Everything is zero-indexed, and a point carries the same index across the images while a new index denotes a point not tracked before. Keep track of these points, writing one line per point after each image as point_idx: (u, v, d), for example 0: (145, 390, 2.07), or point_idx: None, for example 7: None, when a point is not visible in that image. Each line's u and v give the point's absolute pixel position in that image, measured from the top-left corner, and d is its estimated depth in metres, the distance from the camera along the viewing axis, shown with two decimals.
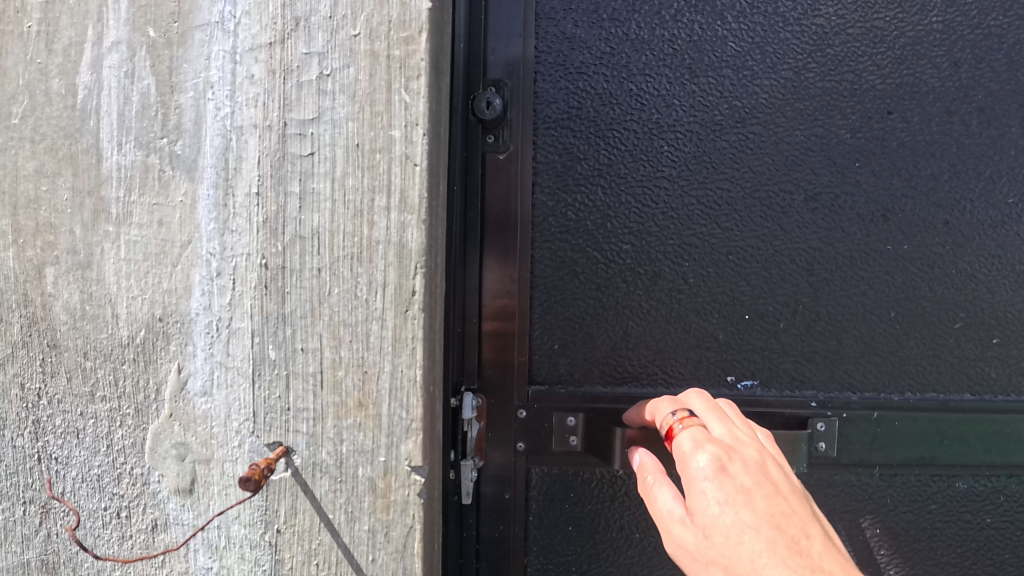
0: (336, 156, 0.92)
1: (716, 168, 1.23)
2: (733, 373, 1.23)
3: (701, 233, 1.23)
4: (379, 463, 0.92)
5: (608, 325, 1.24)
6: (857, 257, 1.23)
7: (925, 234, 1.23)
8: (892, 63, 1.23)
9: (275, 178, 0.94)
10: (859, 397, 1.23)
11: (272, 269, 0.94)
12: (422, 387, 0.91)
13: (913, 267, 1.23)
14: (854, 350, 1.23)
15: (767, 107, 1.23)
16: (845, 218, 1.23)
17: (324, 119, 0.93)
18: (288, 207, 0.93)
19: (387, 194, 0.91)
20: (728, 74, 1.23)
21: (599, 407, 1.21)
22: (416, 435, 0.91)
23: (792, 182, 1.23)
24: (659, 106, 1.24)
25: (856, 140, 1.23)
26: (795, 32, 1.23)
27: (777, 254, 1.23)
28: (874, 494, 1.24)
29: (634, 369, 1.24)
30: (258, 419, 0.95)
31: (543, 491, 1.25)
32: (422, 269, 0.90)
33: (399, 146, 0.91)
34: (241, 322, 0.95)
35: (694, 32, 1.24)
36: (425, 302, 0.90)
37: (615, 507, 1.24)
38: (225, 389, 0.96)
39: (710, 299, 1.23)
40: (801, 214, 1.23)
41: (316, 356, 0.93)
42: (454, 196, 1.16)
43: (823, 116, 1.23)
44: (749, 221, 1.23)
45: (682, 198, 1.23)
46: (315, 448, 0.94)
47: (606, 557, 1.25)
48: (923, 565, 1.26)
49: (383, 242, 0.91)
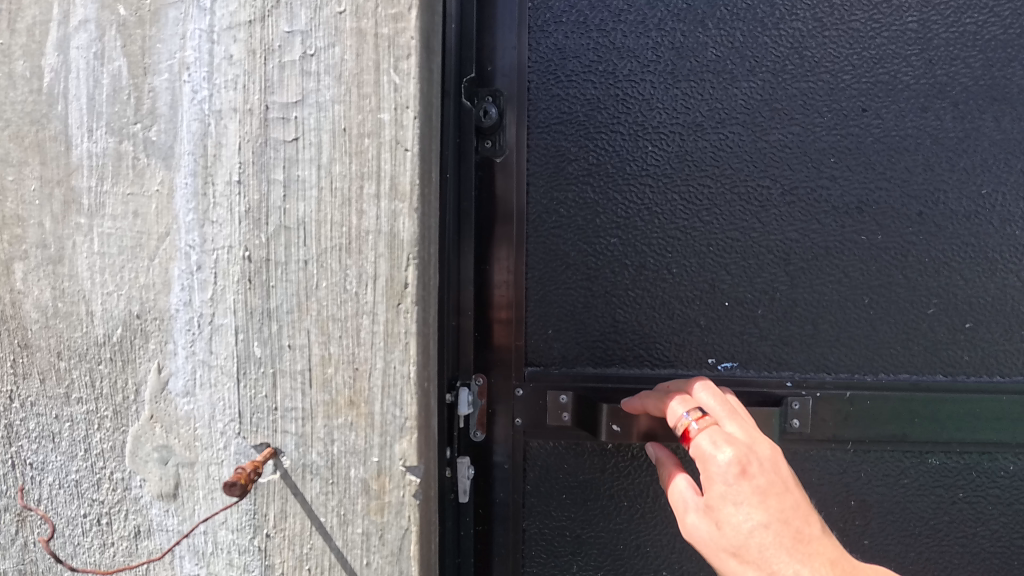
0: (322, 142, 0.87)
1: (700, 170, 1.19)
2: (713, 355, 1.19)
3: (683, 227, 1.19)
4: (372, 463, 0.88)
5: (597, 314, 1.20)
6: (836, 238, 1.18)
7: (895, 204, 1.17)
8: (872, 63, 1.17)
9: (257, 165, 0.88)
10: (833, 377, 1.18)
11: (255, 261, 0.89)
12: (416, 383, 0.86)
13: (885, 245, 1.17)
14: (829, 334, 1.18)
15: (750, 111, 1.18)
16: (831, 201, 1.18)
17: (309, 102, 0.87)
18: (271, 195, 0.88)
19: (376, 180, 0.86)
20: (713, 78, 1.18)
21: (589, 384, 1.19)
22: (410, 434, 0.87)
23: (770, 177, 1.18)
24: (644, 109, 1.19)
25: (833, 134, 1.17)
26: (776, 37, 1.18)
27: (755, 245, 1.18)
28: (847, 470, 1.19)
29: (621, 352, 1.20)
30: (245, 419, 0.91)
31: (538, 465, 1.22)
32: (415, 260, 0.86)
33: (389, 130, 0.86)
34: (225, 318, 0.90)
35: (677, 39, 1.19)
36: (418, 295, 0.86)
37: (607, 476, 1.21)
38: (209, 389, 0.91)
39: (692, 287, 1.19)
40: (777, 208, 1.18)
41: (304, 353, 0.88)
42: (449, 184, 1.09)
43: (803, 116, 1.18)
44: (732, 220, 1.19)
45: (669, 196, 1.19)
46: (304, 449, 0.89)
47: (599, 523, 1.22)
48: (897, 538, 1.20)
49: (372, 232, 0.86)
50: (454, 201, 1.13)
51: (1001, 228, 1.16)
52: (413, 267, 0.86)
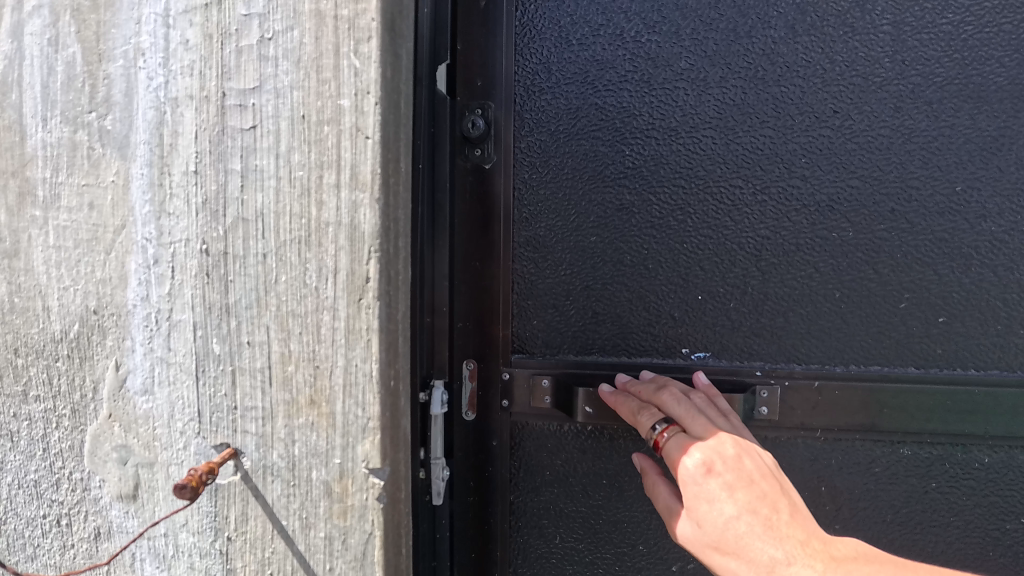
0: (280, 130, 0.83)
1: (673, 176, 1.14)
2: (686, 344, 1.14)
3: (656, 225, 1.14)
4: (334, 465, 0.85)
5: (578, 305, 1.16)
6: (810, 240, 1.12)
7: (864, 197, 1.10)
8: (845, 69, 1.10)
9: (214, 154, 0.85)
10: (803, 367, 1.12)
11: (213, 255, 0.85)
12: (379, 381, 0.83)
13: (855, 239, 1.10)
14: (800, 325, 1.13)
15: (726, 117, 1.13)
16: (807, 197, 1.11)
17: (266, 88, 0.84)
18: (229, 186, 0.84)
19: (336, 169, 0.82)
20: (689, 84, 1.13)
21: (571, 370, 1.15)
22: (373, 435, 0.84)
23: (742, 177, 1.13)
24: (620, 113, 1.15)
25: (806, 138, 1.11)
26: (748, 45, 1.12)
27: (726, 243, 1.13)
28: (818, 457, 1.12)
29: (601, 342, 1.16)
30: (204, 418, 0.88)
31: (521, 445, 1.19)
32: (377, 253, 0.82)
33: (349, 117, 0.82)
34: (183, 314, 0.87)
35: (651, 44, 1.14)
36: (380, 290, 0.82)
37: (589, 456, 1.17)
38: (167, 387, 0.88)
39: (665, 281, 1.14)
40: (749, 207, 1.13)
41: (263, 350, 0.85)
42: (422, 176, 1.04)
43: (777, 123, 1.12)
44: (706, 225, 1.13)
45: (643, 202, 1.15)
46: (265, 450, 0.86)
47: (581, 499, 1.18)
48: (868, 524, 1.12)
49: (332, 224, 0.82)
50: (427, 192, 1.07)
51: (974, 226, 1.08)
52: (375, 258, 0.82)
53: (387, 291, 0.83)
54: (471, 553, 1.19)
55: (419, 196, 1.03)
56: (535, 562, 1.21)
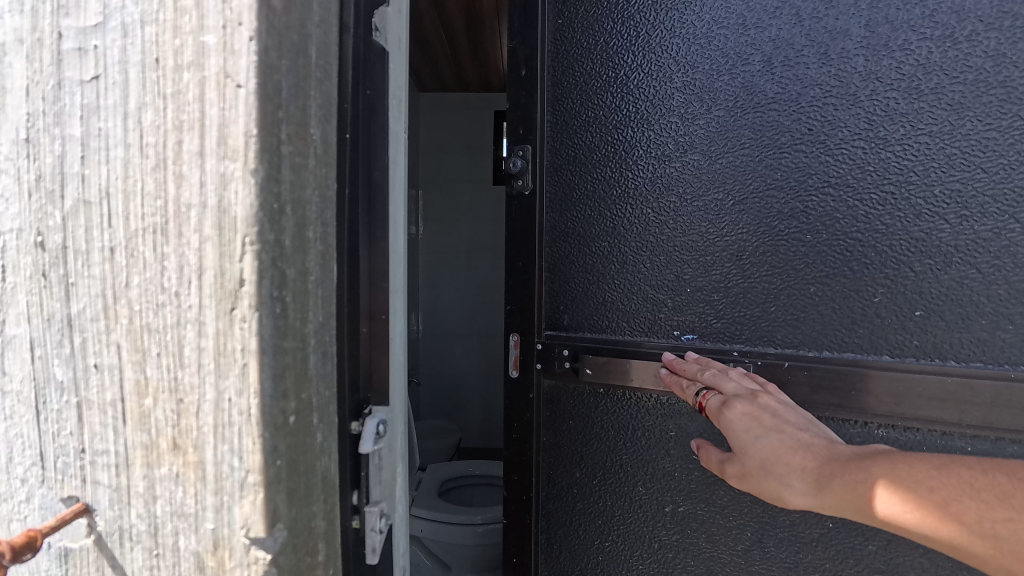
0: (129, 80, 0.62)
1: (617, 201, 1.03)
2: (678, 323, 0.99)
3: (611, 240, 1.04)
4: (206, 530, 0.64)
5: (586, 285, 1.06)
6: (767, 283, 0.92)
7: (822, 236, 0.88)
8: (822, 94, 0.88)
9: (48, 113, 0.64)
10: (778, 350, 0.91)
11: (48, 252, 0.65)
12: (258, 421, 0.60)
13: (811, 281, 0.90)
14: (783, 311, 0.91)
15: (677, 140, 0.98)
16: (769, 227, 0.92)
17: (111, 24, 0.62)
18: (66, 158, 0.64)
19: (197, 133, 0.60)
20: (640, 103, 1.00)
21: (588, 343, 1.06)
22: (254, 492, 0.61)
23: (710, 185, 0.96)
24: (580, 119, 1.06)
25: (772, 162, 0.91)
26: (705, 65, 0.95)
27: (689, 259, 0.98)
28: None
29: (615, 317, 1.04)
30: (48, 465, 0.68)
31: (547, 397, 1.12)
32: (252, 245, 0.58)
33: (213, 59, 0.59)
34: (18, 329, 0.67)
35: (616, 40, 1.02)
36: (256, 300, 0.59)
37: (614, 410, 1.06)
38: (6, 423, 0.70)
39: (640, 288, 1.02)
40: (713, 219, 0.96)
41: (114, 378, 0.65)
42: (353, 150, 0.73)
43: (736, 149, 0.93)
44: (652, 258, 1.01)
45: (590, 227, 1.05)
46: (121, 508, 0.67)
47: (604, 447, 1.08)
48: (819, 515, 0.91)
49: (194, 207, 0.60)
50: (364, 175, 0.75)
51: (954, 229, 0.81)
52: (251, 254, 0.58)
53: (276, 297, 0.60)
54: (511, 475, 1.16)
55: (351, 174, 0.72)
56: (560, 492, 1.13)
